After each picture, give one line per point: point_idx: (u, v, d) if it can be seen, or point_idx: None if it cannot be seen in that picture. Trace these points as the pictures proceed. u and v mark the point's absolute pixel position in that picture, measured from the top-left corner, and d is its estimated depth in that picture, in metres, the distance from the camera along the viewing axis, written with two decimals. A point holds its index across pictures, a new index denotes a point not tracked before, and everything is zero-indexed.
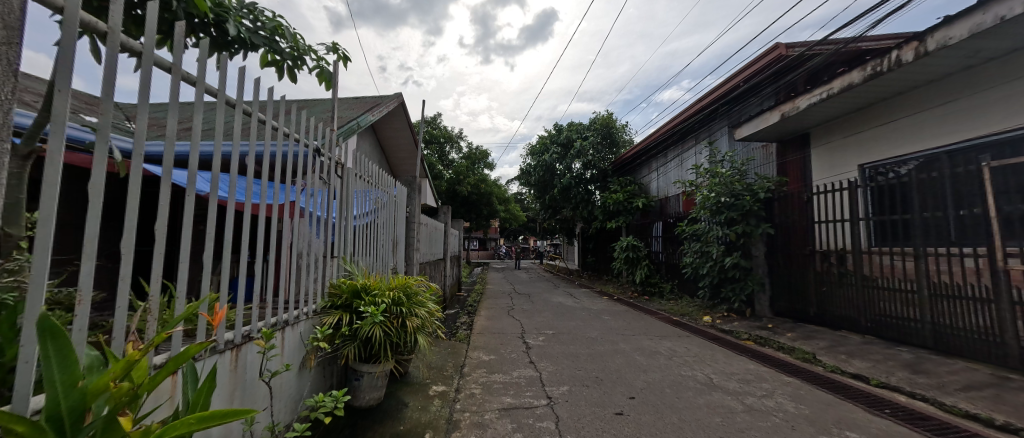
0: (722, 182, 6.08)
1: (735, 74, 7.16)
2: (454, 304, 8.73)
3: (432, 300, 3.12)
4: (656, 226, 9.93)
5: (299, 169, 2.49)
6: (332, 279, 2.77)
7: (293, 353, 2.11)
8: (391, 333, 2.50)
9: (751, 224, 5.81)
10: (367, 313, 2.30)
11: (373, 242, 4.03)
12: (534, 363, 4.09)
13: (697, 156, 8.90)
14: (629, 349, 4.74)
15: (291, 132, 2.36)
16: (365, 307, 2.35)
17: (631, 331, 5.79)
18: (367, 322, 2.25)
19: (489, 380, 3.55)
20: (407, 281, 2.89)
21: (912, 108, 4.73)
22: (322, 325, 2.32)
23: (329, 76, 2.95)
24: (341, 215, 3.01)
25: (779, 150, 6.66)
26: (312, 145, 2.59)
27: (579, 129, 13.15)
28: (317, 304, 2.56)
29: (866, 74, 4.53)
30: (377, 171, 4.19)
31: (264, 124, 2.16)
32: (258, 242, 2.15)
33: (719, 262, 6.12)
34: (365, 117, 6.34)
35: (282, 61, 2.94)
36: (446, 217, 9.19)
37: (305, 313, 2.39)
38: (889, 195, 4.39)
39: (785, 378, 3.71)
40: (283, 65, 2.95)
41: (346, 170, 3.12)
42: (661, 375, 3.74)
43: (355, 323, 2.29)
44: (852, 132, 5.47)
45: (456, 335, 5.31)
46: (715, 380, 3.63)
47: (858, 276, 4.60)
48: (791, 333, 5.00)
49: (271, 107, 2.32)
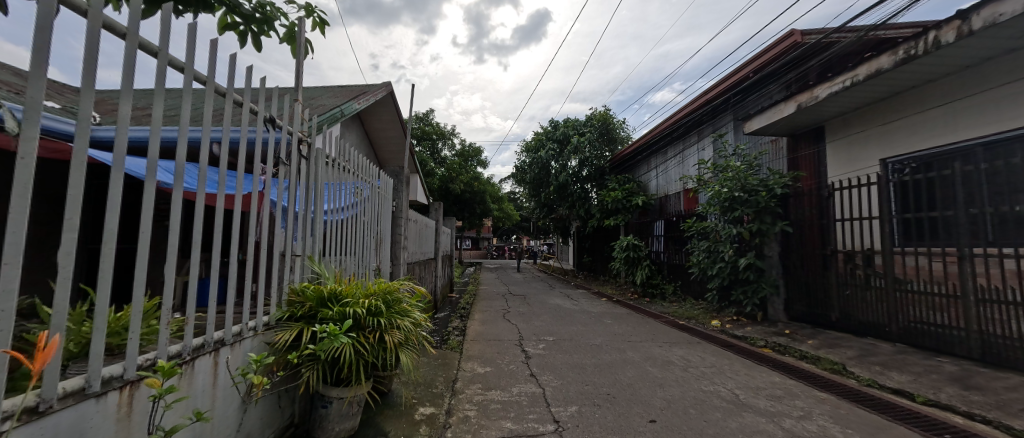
0: (734, 177, 5.66)
1: (746, 64, 6.75)
2: (446, 307, 8.20)
3: (418, 308, 2.63)
4: (657, 225, 9.54)
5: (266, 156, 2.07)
6: (294, 283, 2.23)
7: (226, 386, 1.59)
8: (366, 351, 2.00)
9: (765, 223, 5.41)
10: (326, 333, 1.75)
11: (352, 239, 3.50)
12: (536, 377, 3.62)
13: (701, 152, 8.50)
14: (638, 358, 4.30)
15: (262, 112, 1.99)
16: (327, 324, 1.80)
17: (636, 336, 5.37)
18: (328, 346, 1.71)
19: (485, 399, 3.07)
20: (389, 285, 2.40)
21: (945, 98, 4.37)
22: (273, 345, 1.81)
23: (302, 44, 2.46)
24: (306, 207, 2.44)
25: (791, 145, 6.33)
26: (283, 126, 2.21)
27: (576, 125, 12.70)
28: (271, 315, 2.01)
29: (897, 58, 4.16)
30: (358, 158, 3.65)
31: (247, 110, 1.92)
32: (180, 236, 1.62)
33: (731, 263, 5.71)
34: (350, 105, 5.80)
35: (244, 26, 2.45)
36: (439, 213, 8.66)
37: (253, 329, 1.85)
38: (922, 191, 4.01)
39: (818, 394, 3.30)
40: (245, 31, 2.46)
41: (312, 151, 2.54)
42: (680, 391, 3.31)
43: (312, 347, 1.75)
44: (873, 125, 5.13)
45: (448, 343, 4.82)
46: (741, 397, 3.21)
47: (888, 279, 4.22)
48: (812, 340, 4.61)
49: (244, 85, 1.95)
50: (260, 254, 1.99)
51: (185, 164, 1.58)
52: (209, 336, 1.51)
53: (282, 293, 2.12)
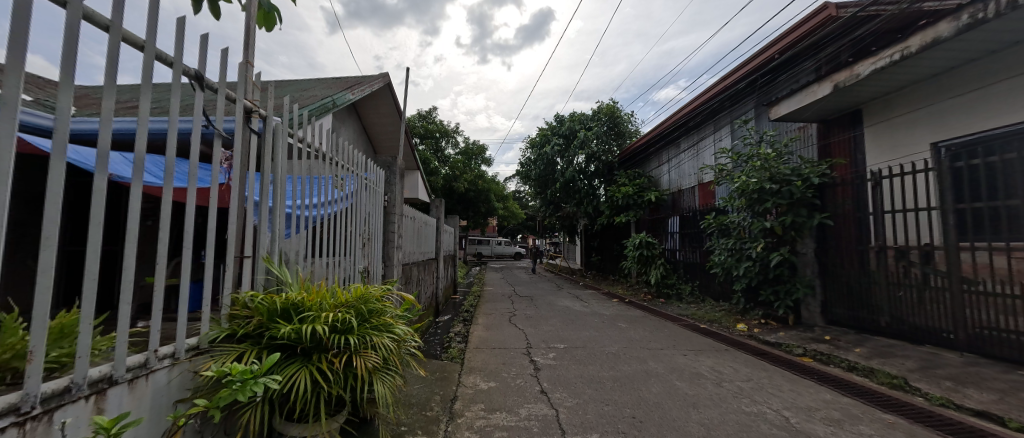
0: (764, 166, 5.12)
1: (770, 45, 6.21)
2: (448, 310, 7.73)
3: (404, 319, 2.15)
4: (671, 221, 9.00)
5: (219, 138, 1.68)
6: (239, 291, 1.72)
7: None
8: (328, 383, 1.51)
9: (801, 216, 4.86)
10: (237, 378, 1.23)
11: (335, 239, 3.04)
12: (547, 395, 3.14)
13: (718, 142, 7.95)
14: (662, 369, 3.80)
15: (228, 95, 1.63)
16: (254, 360, 1.29)
17: (655, 343, 4.86)
18: (238, 398, 1.18)
19: (488, 424, 2.59)
20: (366, 293, 1.92)
21: (1014, 69, 3.79)
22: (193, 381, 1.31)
23: (266, 9, 1.95)
24: (262, 197, 1.91)
25: (821, 131, 5.77)
26: (244, 103, 1.79)
27: (582, 119, 12.15)
28: (204, 336, 1.50)
29: (961, 24, 3.61)
30: (344, 145, 3.16)
31: (200, 85, 1.54)
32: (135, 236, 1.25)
33: (760, 261, 5.19)
34: (342, 95, 5.37)
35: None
36: (439, 211, 8.12)
37: (170, 357, 1.35)
38: (989, 177, 3.48)
39: (884, 416, 2.79)
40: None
41: (267, 125, 1.99)
42: (719, 413, 2.81)
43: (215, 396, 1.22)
44: (921, 105, 4.57)
45: (449, 352, 4.35)
46: (792, 421, 2.71)
47: (953, 279, 3.66)
48: (859, 348, 4.06)
49: (178, 42, 1.49)
50: (224, 257, 1.66)
51: (103, 150, 1.23)
52: (79, 377, 1.04)
53: (221, 305, 1.60)
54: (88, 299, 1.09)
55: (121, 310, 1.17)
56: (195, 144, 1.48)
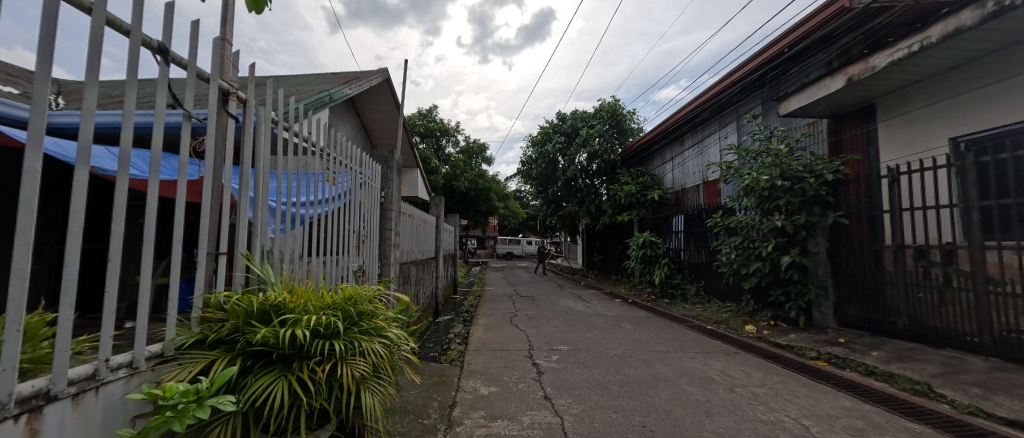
0: (776, 163, 4.93)
1: (780, 38, 6.05)
2: (448, 311, 7.57)
3: (398, 323, 1.97)
4: (675, 220, 8.83)
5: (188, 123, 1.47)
6: (212, 292, 1.54)
7: None
8: (307, 395, 1.35)
9: (814, 214, 4.69)
10: (177, 401, 1.05)
11: (329, 238, 2.87)
12: (551, 400, 2.98)
13: (724, 139, 7.77)
14: (671, 373, 3.64)
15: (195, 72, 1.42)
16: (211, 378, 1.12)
17: (662, 345, 4.70)
18: (174, 427, 1.00)
19: (489, 434, 2.42)
20: (356, 293, 1.75)
21: None
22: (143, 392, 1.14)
23: None
24: (243, 188, 1.75)
25: (832, 126, 5.61)
26: (219, 84, 1.58)
27: (584, 117, 11.97)
28: (170, 342, 1.33)
29: (985, 12, 3.42)
30: (339, 139, 2.99)
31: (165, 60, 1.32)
32: (80, 229, 1.07)
33: (770, 261, 5.02)
34: (339, 90, 5.21)
35: None
36: (439, 209, 7.96)
37: (127, 367, 1.18)
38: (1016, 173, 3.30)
39: (909, 425, 2.61)
40: None
41: (249, 110, 1.80)
42: (732, 421, 2.65)
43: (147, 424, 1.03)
44: (939, 99, 4.41)
45: (447, 355, 4.19)
46: (812, 429, 2.55)
47: (978, 280, 3.49)
48: (877, 351, 3.89)
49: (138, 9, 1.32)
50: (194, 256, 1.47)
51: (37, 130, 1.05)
52: (4, 394, 0.87)
53: (193, 306, 1.44)
54: (15, 301, 0.91)
55: (60, 313, 1.01)
56: (157, 126, 1.29)
